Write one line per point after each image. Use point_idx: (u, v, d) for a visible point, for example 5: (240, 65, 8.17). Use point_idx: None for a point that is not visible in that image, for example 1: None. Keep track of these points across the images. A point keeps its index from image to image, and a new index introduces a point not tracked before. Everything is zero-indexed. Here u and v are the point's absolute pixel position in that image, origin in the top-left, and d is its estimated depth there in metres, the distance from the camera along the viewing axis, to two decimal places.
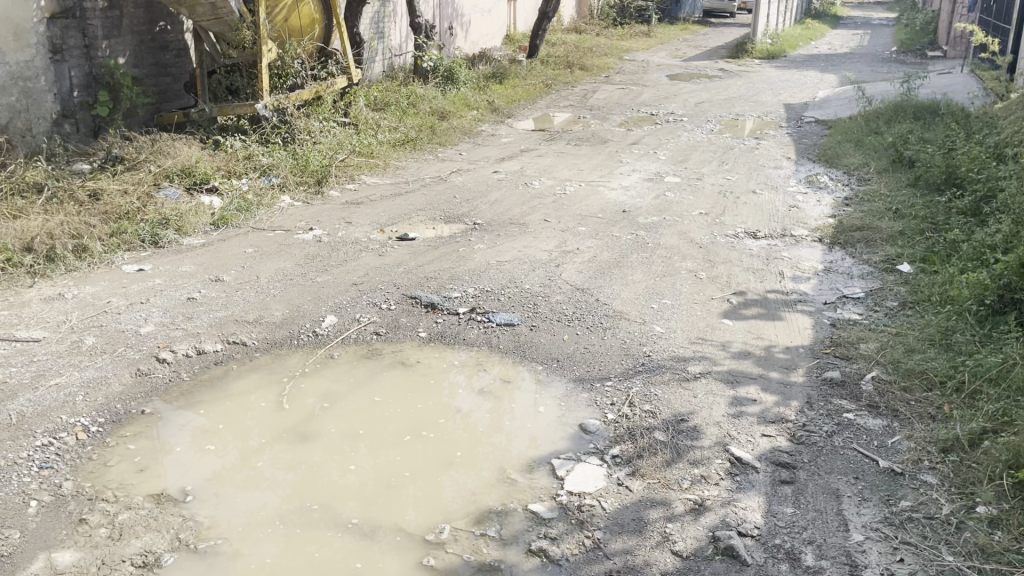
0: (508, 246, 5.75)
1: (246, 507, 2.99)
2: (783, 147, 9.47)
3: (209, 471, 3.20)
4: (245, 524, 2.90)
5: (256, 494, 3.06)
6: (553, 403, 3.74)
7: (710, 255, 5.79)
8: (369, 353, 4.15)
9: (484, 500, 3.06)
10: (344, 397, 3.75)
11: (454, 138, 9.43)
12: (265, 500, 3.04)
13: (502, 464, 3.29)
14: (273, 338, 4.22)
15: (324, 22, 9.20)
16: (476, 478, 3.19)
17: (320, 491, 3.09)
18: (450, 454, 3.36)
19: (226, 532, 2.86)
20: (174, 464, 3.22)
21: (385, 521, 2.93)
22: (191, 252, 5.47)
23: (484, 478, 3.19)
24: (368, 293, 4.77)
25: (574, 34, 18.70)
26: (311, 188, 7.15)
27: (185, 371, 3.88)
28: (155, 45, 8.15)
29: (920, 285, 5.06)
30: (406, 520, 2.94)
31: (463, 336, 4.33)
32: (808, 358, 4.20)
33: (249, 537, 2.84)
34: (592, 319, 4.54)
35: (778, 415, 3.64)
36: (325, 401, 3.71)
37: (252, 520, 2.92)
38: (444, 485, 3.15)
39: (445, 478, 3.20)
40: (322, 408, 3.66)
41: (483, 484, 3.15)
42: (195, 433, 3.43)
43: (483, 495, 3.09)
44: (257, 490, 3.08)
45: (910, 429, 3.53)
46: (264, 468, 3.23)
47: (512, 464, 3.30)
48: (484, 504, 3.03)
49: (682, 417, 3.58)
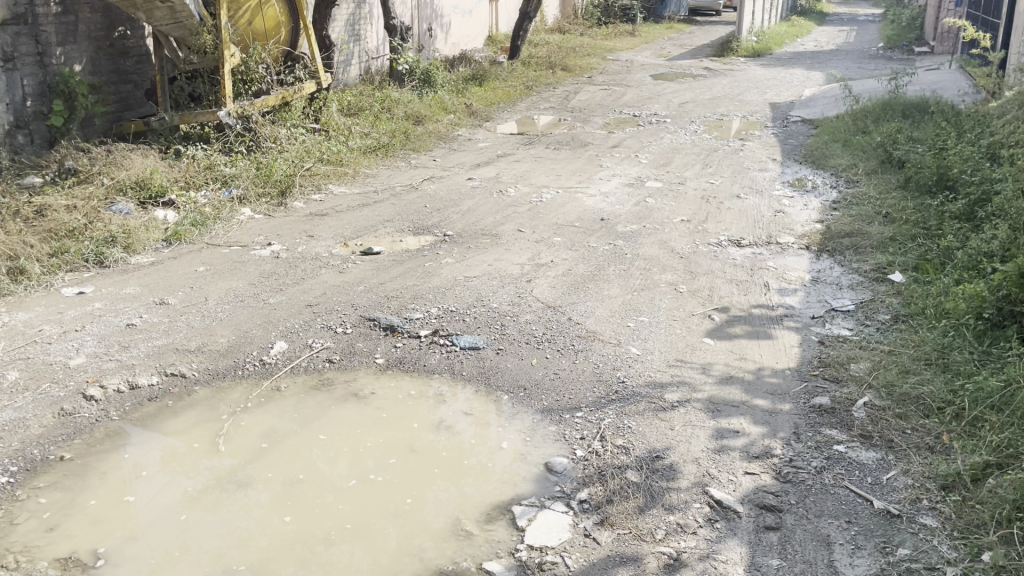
0: (477, 260, 5.44)
1: (196, 546, 2.79)
2: (768, 148, 9.19)
3: (175, 495, 3.05)
4: (206, 556, 2.74)
5: (219, 522, 2.91)
6: (519, 437, 3.43)
7: (692, 266, 5.49)
8: (320, 384, 3.82)
9: (467, 518, 2.93)
10: (305, 423, 3.51)
11: (428, 143, 9.11)
12: (217, 537, 2.83)
13: (486, 482, 3.15)
14: (215, 369, 3.89)
15: (292, 25, 8.83)
16: (460, 494, 3.08)
17: (297, 509, 2.97)
18: (418, 481, 3.15)
19: (186, 565, 2.70)
20: (130, 496, 3.04)
21: (367, 540, 2.83)
22: (138, 272, 5.13)
23: (467, 494, 3.07)
24: (323, 315, 4.44)
25: (557, 35, 18.39)
26: (273, 200, 6.79)
27: (114, 411, 3.55)
28: (114, 51, 7.80)
29: (914, 296, 4.78)
30: (389, 538, 2.83)
31: (423, 362, 4.01)
32: (795, 382, 3.89)
33: (220, 563, 2.71)
34: (563, 340, 4.22)
35: (763, 449, 3.32)
36: (290, 424, 3.50)
37: (225, 544, 2.80)
38: (427, 501, 3.03)
39: (425, 497, 3.06)
40: (285, 433, 3.44)
41: (465, 501, 3.03)
42: (152, 462, 3.23)
43: (466, 512, 2.97)
44: (208, 527, 2.88)
45: (907, 462, 3.23)
46: (235, 490, 3.08)
47: (496, 481, 3.15)
48: (466, 523, 2.91)
49: (657, 453, 3.26)
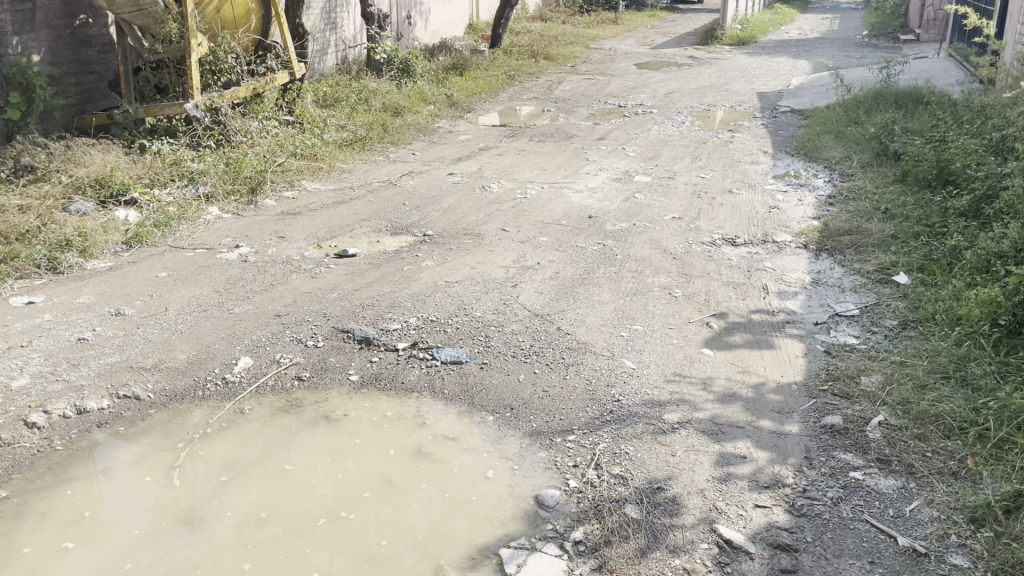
0: (459, 263, 5.13)
1: None
2: (758, 140, 8.92)
3: (142, 513, 2.86)
4: None
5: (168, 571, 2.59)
6: (506, 463, 3.13)
7: (686, 267, 5.20)
8: (288, 406, 3.50)
9: (445, 540, 2.74)
10: (271, 451, 3.19)
11: (407, 136, 8.75)
12: None
13: (465, 493, 2.97)
14: (173, 390, 3.56)
15: (262, 13, 8.35)
16: (436, 505, 2.91)
17: (261, 550, 2.68)
18: (392, 520, 2.84)
19: None
20: (84, 526, 2.79)
21: None
22: (95, 278, 4.78)
23: (444, 506, 2.91)
24: (293, 326, 4.10)
25: (538, 23, 18.04)
26: (242, 198, 6.42)
27: (58, 439, 3.21)
28: (75, 40, 7.39)
29: (922, 300, 4.51)
30: (371, 546, 2.71)
31: (401, 380, 3.70)
32: (802, 400, 3.60)
33: None
34: (552, 353, 3.92)
35: (773, 478, 3.03)
36: (258, 451, 3.19)
37: (194, 556, 2.65)
38: (402, 510, 2.89)
39: (401, 539, 2.75)
40: (251, 456, 3.16)
41: (442, 514, 2.87)
42: (108, 483, 2.99)
43: (442, 534, 2.77)
44: None
45: (930, 491, 2.96)
46: (203, 502, 2.91)
47: (476, 498, 2.95)
48: (444, 544, 2.72)
49: (658, 485, 2.97)
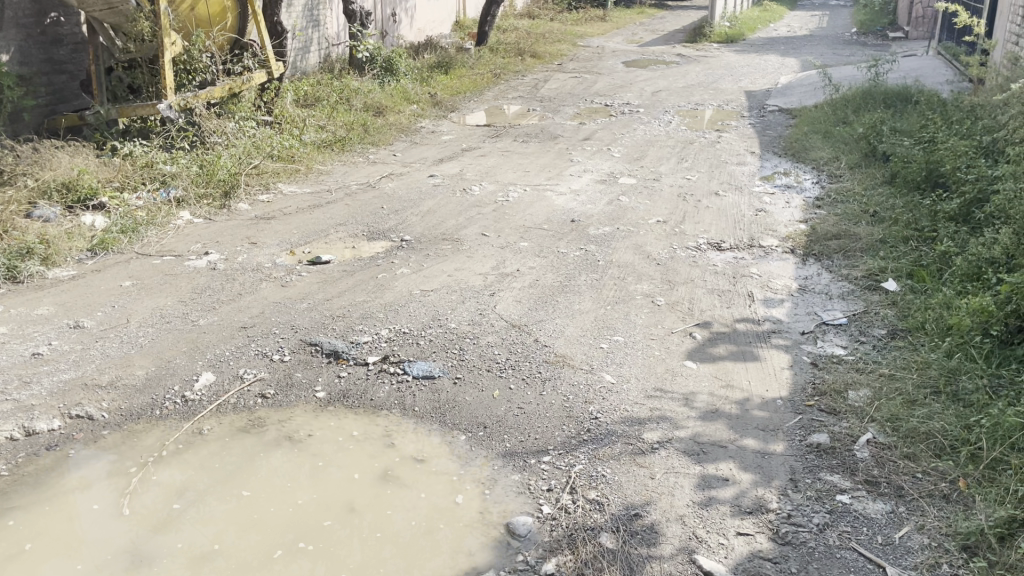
0: (436, 270, 4.97)
1: None
2: (745, 140, 8.78)
3: (88, 546, 2.71)
4: None
5: None
6: (477, 488, 2.98)
7: (669, 274, 5.06)
8: (250, 425, 3.33)
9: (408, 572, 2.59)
10: (228, 476, 3.04)
11: (389, 136, 8.58)
12: None
13: (432, 520, 2.82)
14: (128, 409, 3.40)
15: (239, 11, 8.17)
16: (401, 534, 2.76)
17: None
18: (353, 551, 2.69)
19: None
20: (25, 561, 2.64)
21: None
22: (55, 288, 4.61)
23: (409, 535, 2.76)
24: (259, 339, 3.93)
25: (526, 20, 17.87)
26: (215, 202, 6.24)
27: (3, 465, 3.05)
28: (45, 39, 7.19)
29: (912, 309, 4.38)
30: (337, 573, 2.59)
31: (370, 397, 3.53)
32: (788, 416, 3.46)
33: None
34: (529, 367, 3.76)
35: (756, 502, 2.89)
36: (213, 476, 3.04)
37: None
38: (363, 540, 2.74)
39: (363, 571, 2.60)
40: (206, 482, 3.01)
41: (407, 544, 2.72)
42: (53, 513, 2.84)
43: (406, 565, 2.62)
44: None
45: (921, 516, 2.82)
46: (153, 534, 2.76)
47: (443, 525, 2.79)
48: None
49: (636, 511, 2.82)
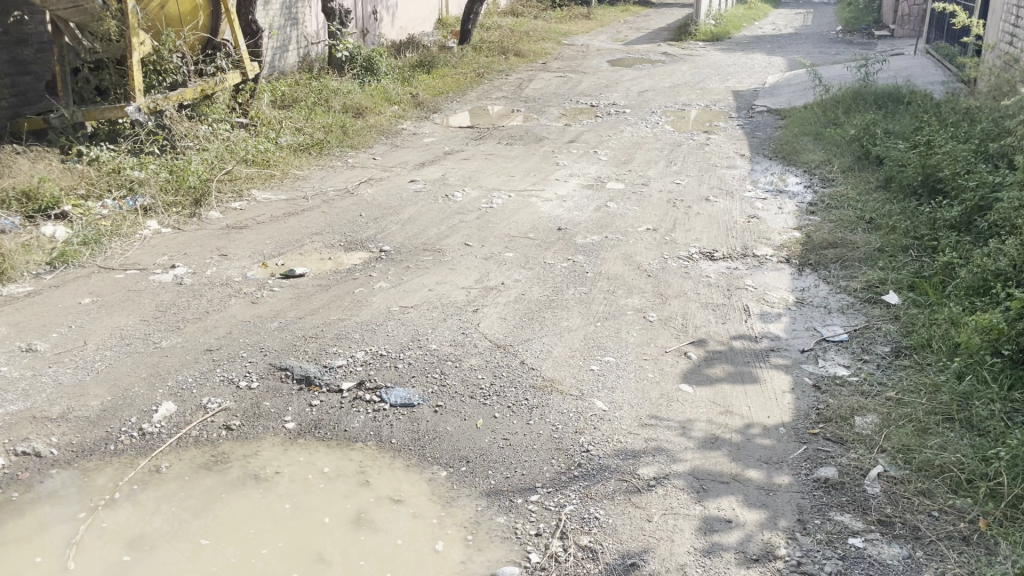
0: (416, 283, 4.71)
1: None
2: (734, 142, 8.57)
3: None
4: None
5: None
6: (459, 532, 2.73)
7: (661, 286, 4.83)
8: (213, 462, 3.08)
9: None
10: (186, 521, 2.79)
11: (368, 138, 8.31)
12: None
13: (408, 571, 2.58)
14: (81, 444, 3.13)
15: (211, 9, 7.87)
16: None
17: None
18: None
19: None
20: None
21: None
22: (9, 305, 4.32)
23: None
24: (225, 364, 3.67)
25: (510, 17, 17.62)
26: (185, 210, 5.95)
27: None
28: (8, 39, 6.87)
29: (916, 325, 4.16)
30: None
31: (344, 428, 3.28)
32: (792, 445, 3.24)
33: None
34: (514, 393, 3.52)
35: (763, 547, 2.66)
36: (170, 522, 2.78)
37: None
38: None
39: None
40: (161, 529, 2.75)
41: None
42: None
43: None
44: None
45: (940, 562, 2.60)
46: None
47: None
48: None
49: (632, 561, 2.59)
